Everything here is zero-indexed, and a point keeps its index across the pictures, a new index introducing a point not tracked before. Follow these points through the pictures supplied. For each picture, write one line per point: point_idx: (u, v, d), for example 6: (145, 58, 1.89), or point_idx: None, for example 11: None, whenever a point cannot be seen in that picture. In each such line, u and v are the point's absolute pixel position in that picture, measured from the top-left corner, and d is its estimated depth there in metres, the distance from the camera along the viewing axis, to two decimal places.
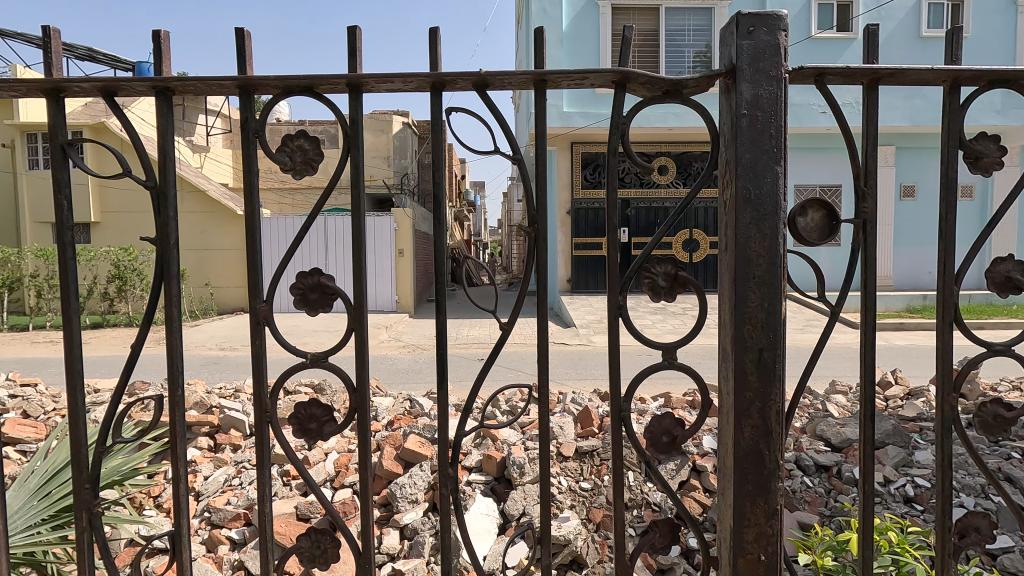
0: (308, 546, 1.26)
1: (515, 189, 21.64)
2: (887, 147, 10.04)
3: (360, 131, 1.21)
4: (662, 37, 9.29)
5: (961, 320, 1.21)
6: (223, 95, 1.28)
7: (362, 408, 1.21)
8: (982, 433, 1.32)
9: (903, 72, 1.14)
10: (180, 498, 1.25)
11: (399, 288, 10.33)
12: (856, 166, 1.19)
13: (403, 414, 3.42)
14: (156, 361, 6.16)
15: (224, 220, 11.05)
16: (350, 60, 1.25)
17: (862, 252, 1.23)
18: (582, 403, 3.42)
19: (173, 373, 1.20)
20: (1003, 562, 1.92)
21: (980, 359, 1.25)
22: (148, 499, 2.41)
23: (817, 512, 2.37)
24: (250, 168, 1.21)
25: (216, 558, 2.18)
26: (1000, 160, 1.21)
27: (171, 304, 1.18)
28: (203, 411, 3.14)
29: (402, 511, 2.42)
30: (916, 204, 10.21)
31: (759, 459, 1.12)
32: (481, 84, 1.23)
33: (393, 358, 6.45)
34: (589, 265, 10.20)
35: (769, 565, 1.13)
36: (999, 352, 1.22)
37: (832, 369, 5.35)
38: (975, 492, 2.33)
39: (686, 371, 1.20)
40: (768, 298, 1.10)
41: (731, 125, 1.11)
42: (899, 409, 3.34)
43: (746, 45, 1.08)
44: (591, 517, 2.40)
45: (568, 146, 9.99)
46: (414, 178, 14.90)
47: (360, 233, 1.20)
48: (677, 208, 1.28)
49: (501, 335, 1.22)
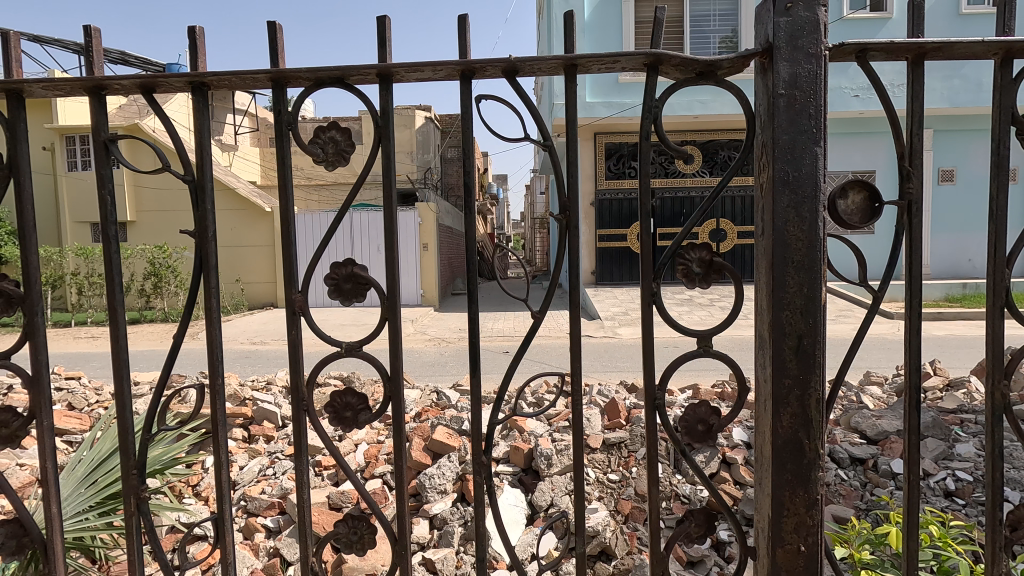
0: (345, 532, 1.29)
1: (538, 181, 21.56)
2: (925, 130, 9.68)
3: (390, 122, 1.22)
4: (687, 23, 9.10)
5: (1012, 304, 1.16)
6: (256, 89, 1.30)
7: (397, 396, 1.22)
8: None
9: (951, 47, 1.10)
10: (222, 486, 1.28)
11: (424, 282, 10.42)
12: (901, 145, 1.15)
13: (430, 405, 3.47)
14: (191, 355, 6.34)
15: (254, 217, 11.29)
16: (380, 50, 1.25)
17: (908, 236, 1.19)
18: (609, 395, 3.41)
19: (213, 364, 1.23)
20: None
21: None
22: (187, 487, 2.49)
23: (853, 506, 2.32)
24: (283, 161, 1.23)
25: (253, 545, 2.24)
26: None
27: (210, 296, 1.21)
28: (237, 403, 3.23)
29: (431, 501, 2.45)
30: (954, 189, 9.85)
31: (798, 449, 1.10)
32: (511, 70, 1.22)
33: (420, 351, 6.52)
34: (614, 257, 10.13)
35: (808, 556, 1.11)
36: None
37: (867, 360, 5.21)
38: (1021, 487, 2.26)
39: (722, 359, 1.17)
40: (807, 282, 1.07)
41: (768, 106, 1.08)
42: (939, 401, 3.24)
43: (783, 22, 1.05)
44: (620, 509, 2.39)
45: (591, 137, 9.91)
46: (438, 173, 15.00)
47: (390, 225, 1.21)
48: (711, 194, 1.25)
49: (534, 324, 1.22)
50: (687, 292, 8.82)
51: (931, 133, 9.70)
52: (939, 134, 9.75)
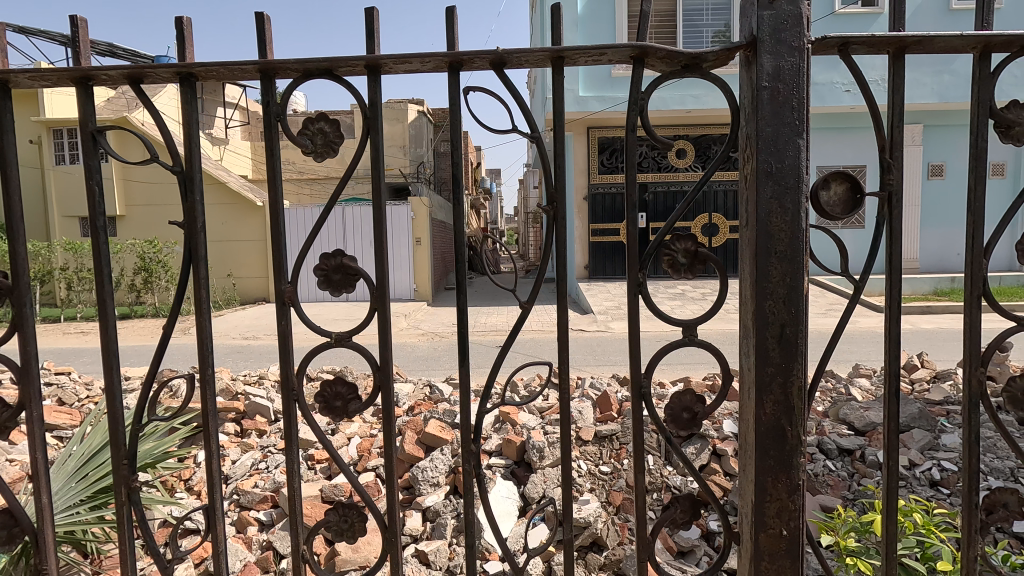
0: (336, 520, 1.30)
1: (531, 175, 21.50)
2: (914, 126, 9.76)
3: (379, 114, 1.22)
4: (680, 17, 9.11)
5: (990, 295, 1.18)
6: (245, 80, 1.29)
7: (386, 387, 1.23)
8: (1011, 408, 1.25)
9: (931, 40, 1.11)
10: (213, 477, 1.28)
11: (417, 276, 10.41)
12: (882, 138, 1.17)
13: (423, 399, 3.48)
14: (182, 351, 6.30)
15: (245, 212, 11.22)
16: (368, 42, 1.25)
17: (888, 228, 1.20)
18: (601, 387, 3.45)
19: (203, 356, 1.23)
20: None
21: (1007, 334, 1.21)
22: (179, 481, 2.48)
23: (840, 496, 2.36)
24: (272, 153, 1.22)
25: (246, 538, 2.25)
26: None
27: (200, 287, 1.21)
28: (229, 397, 3.24)
29: (424, 494, 2.47)
30: (944, 184, 9.93)
31: (781, 436, 1.12)
32: (498, 62, 1.22)
33: (413, 345, 6.53)
34: (606, 251, 10.16)
35: (791, 540, 1.13)
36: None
37: (854, 353, 5.28)
38: (1003, 476, 2.30)
39: (707, 349, 1.18)
40: (790, 272, 1.09)
41: (752, 98, 1.09)
42: (926, 392, 3.29)
43: (766, 15, 1.06)
44: (611, 500, 2.41)
45: (584, 131, 9.91)
46: (431, 167, 14.97)
47: (380, 216, 1.21)
48: (696, 187, 1.26)
49: (521, 315, 1.22)
50: (678, 287, 8.86)
51: (923, 129, 9.78)
52: (930, 129, 9.85)
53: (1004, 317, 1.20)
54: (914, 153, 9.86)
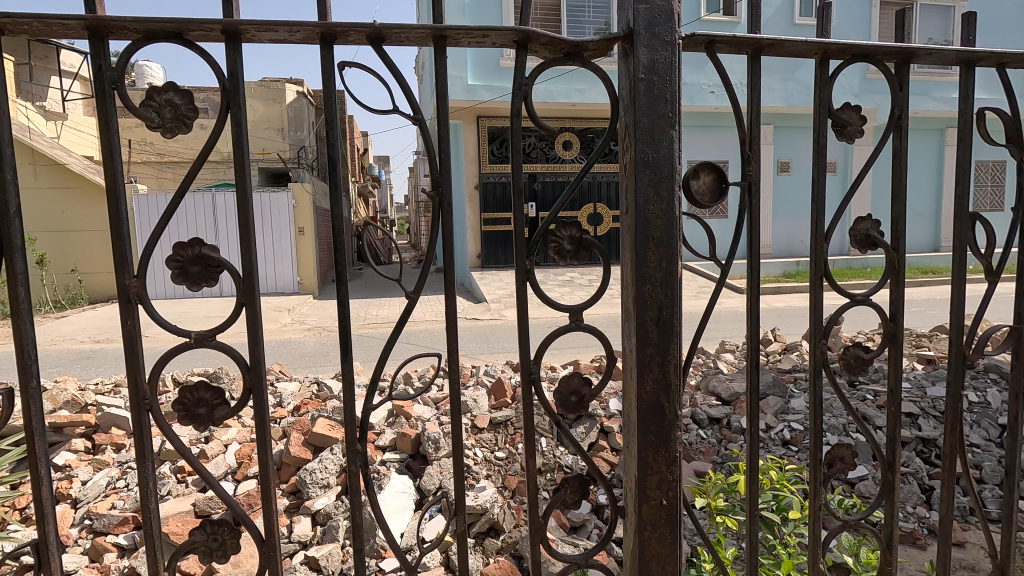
0: (205, 539, 1.18)
1: (421, 163, 21.15)
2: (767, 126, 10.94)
3: (242, 88, 1.11)
4: (564, 12, 9.37)
5: (830, 275, 1.34)
6: (72, 41, 1.12)
7: (259, 388, 1.14)
8: (846, 373, 1.43)
9: (783, 43, 1.22)
10: (46, 505, 1.11)
11: (300, 268, 9.82)
12: (743, 133, 1.28)
13: (310, 397, 3.29)
14: (12, 360, 5.40)
15: (91, 198, 9.84)
16: (227, 7, 1.13)
17: (748, 216, 1.31)
18: (495, 374, 3.50)
19: (25, 366, 1.05)
20: (860, 488, 2.33)
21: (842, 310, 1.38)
22: (12, 512, 2.13)
23: (711, 461, 2.61)
24: (110, 124, 1.07)
25: (101, 566, 1.98)
26: (860, 129, 1.34)
27: (16, 284, 1.03)
28: (77, 410, 2.84)
29: (313, 497, 2.34)
30: (791, 179, 11.25)
31: (660, 412, 1.19)
32: (375, 37, 1.16)
33: (298, 341, 6.16)
34: (498, 240, 10.29)
35: (670, 508, 1.22)
36: (863, 302, 1.30)
37: (720, 331, 5.85)
38: (839, 431, 2.67)
39: (594, 334, 1.22)
40: (665, 257, 1.16)
41: (630, 89, 1.14)
42: (778, 362, 3.74)
43: (641, 9, 1.10)
44: (506, 485, 2.46)
45: (474, 120, 9.88)
46: (313, 152, 14.14)
47: (245, 201, 1.10)
48: (577, 178, 1.30)
49: (407, 305, 1.18)
50: (567, 275, 9.22)
51: (773, 129, 11.00)
52: (779, 130, 11.11)
53: (840, 295, 1.36)
54: (767, 151, 11.07)
